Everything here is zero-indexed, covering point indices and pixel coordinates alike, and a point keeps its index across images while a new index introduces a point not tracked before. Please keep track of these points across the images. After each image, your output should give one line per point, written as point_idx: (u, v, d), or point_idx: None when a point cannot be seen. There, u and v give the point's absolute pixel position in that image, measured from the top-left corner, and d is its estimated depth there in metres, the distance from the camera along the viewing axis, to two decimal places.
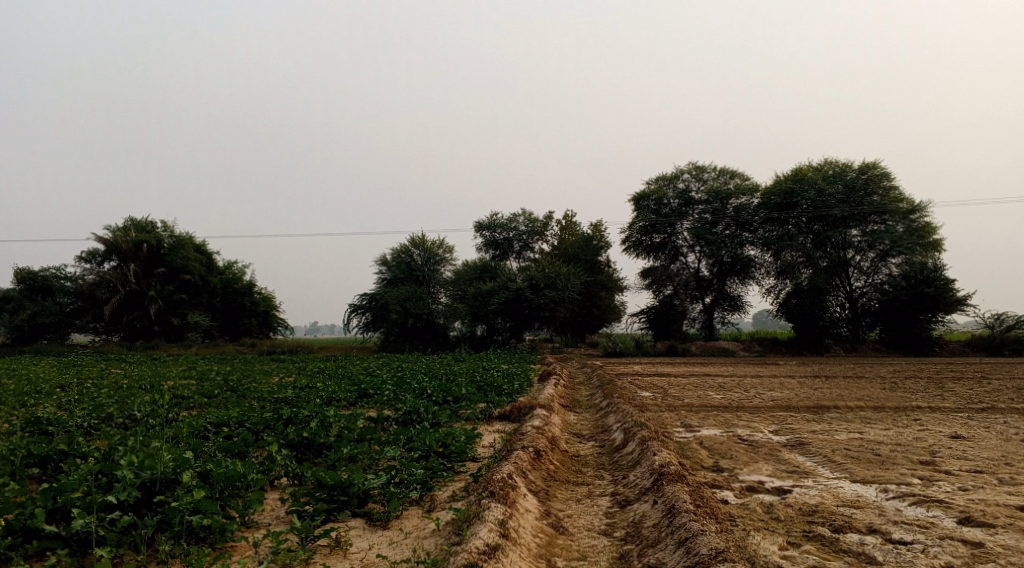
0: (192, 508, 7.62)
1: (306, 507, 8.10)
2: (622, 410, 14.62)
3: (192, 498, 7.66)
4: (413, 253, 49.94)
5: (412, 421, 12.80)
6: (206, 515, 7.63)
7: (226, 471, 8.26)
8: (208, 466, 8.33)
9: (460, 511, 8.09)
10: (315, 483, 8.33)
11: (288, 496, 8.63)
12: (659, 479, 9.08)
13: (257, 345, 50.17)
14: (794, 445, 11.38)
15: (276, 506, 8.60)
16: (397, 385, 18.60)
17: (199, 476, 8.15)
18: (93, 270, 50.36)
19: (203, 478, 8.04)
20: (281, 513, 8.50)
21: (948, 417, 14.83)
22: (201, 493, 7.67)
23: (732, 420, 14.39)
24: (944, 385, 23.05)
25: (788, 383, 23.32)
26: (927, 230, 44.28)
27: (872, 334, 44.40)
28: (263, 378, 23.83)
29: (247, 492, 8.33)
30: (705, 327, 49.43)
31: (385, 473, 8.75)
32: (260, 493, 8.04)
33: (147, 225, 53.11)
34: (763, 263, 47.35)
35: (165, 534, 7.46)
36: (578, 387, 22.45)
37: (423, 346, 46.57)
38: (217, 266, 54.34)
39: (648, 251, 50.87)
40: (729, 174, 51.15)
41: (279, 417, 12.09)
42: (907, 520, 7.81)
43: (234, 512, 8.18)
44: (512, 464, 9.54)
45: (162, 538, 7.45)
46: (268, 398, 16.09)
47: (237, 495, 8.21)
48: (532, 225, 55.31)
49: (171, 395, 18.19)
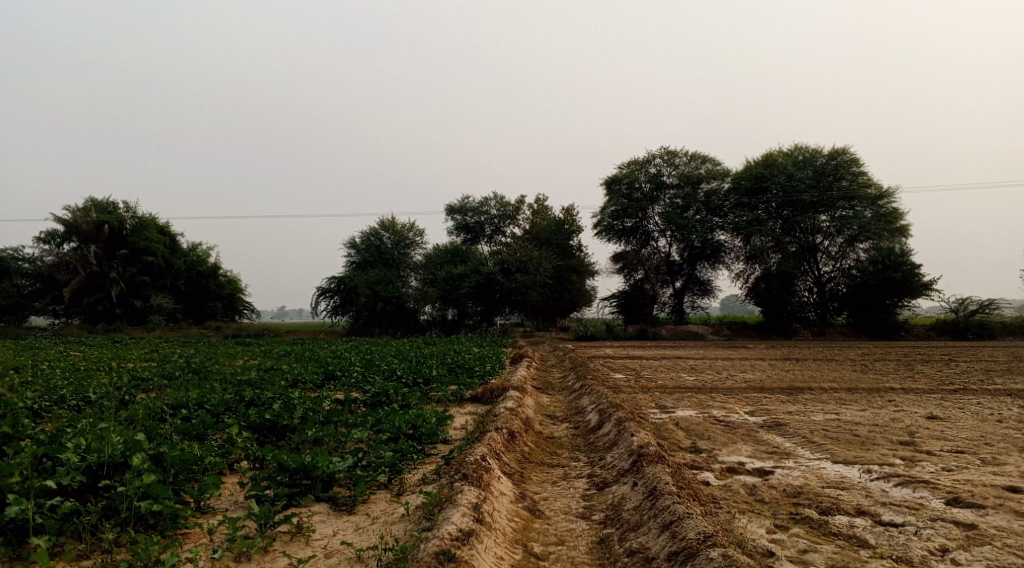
0: (141, 494, 7.19)
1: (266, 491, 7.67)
2: (596, 391, 14.35)
3: (141, 483, 7.20)
4: (383, 236, 49.58)
5: (381, 403, 12.40)
6: (155, 502, 7.22)
7: (181, 453, 7.81)
8: (162, 448, 7.81)
9: (431, 494, 7.72)
10: (276, 466, 7.92)
11: (248, 480, 8.22)
12: (638, 460, 8.80)
13: (222, 328, 49.33)
14: (771, 426, 11.18)
15: (235, 491, 8.21)
16: (366, 367, 18.19)
17: (151, 459, 7.64)
18: (52, 252, 49.03)
19: (155, 461, 7.57)
20: (239, 497, 8.13)
21: (923, 398, 14.76)
22: (151, 477, 7.23)
23: (707, 402, 14.18)
24: (913, 367, 23.18)
25: (760, 365, 23.25)
26: (895, 216, 44.58)
27: (839, 319, 44.71)
28: (227, 360, 23.23)
29: (203, 475, 7.96)
30: (675, 312, 49.49)
31: (352, 455, 8.36)
32: (217, 477, 7.66)
33: (108, 206, 51.71)
34: (733, 248, 47.63)
35: (110, 522, 7.01)
36: (550, 370, 22.20)
37: (393, 330, 46.00)
38: (181, 247, 53.19)
39: (619, 235, 50.72)
40: (700, 158, 51.02)
41: (242, 399, 11.61)
42: (895, 501, 7.60)
43: (189, 497, 7.83)
44: (486, 446, 9.19)
45: (106, 526, 7.03)
46: (231, 381, 15.58)
47: (192, 480, 7.83)
48: (503, 208, 54.84)
49: (129, 378, 17.59)
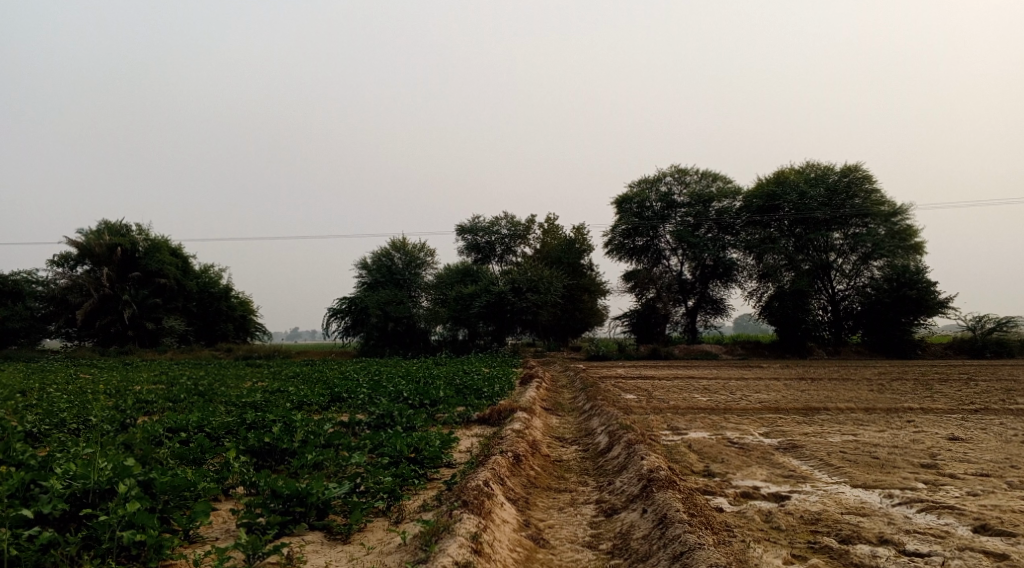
0: (125, 523, 6.94)
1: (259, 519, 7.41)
2: (606, 412, 14.04)
3: (125, 511, 6.98)
4: (394, 256, 49.37)
5: (385, 426, 12.12)
6: (140, 531, 6.96)
7: (171, 479, 7.58)
8: (153, 474, 7.62)
9: (429, 523, 7.43)
10: (269, 493, 7.67)
11: (240, 508, 7.96)
12: (647, 486, 8.47)
13: (233, 349, 49.29)
14: (786, 448, 10.81)
15: (227, 519, 7.96)
16: (372, 388, 17.96)
17: (141, 486, 7.44)
18: (65, 274, 49.19)
19: (144, 488, 7.35)
20: (231, 526, 7.86)
21: (942, 419, 14.35)
22: (136, 505, 7.00)
23: (720, 423, 13.82)
24: (931, 386, 22.71)
25: (773, 385, 22.84)
26: (909, 233, 44.08)
27: (853, 337, 44.13)
28: (235, 382, 23.06)
29: (195, 502, 7.72)
30: (688, 331, 49.01)
31: (349, 482, 8.09)
32: (207, 505, 7.42)
33: (121, 228, 51.95)
34: (746, 266, 47.14)
35: (90, 554, 6.76)
36: (561, 390, 21.87)
37: (403, 350, 45.81)
38: (193, 269, 53.29)
39: (630, 255, 50.40)
40: (711, 176, 50.77)
41: (244, 422, 11.37)
42: (919, 529, 7.24)
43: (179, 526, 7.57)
44: (489, 470, 8.90)
45: (85, 558, 6.73)
46: (235, 404, 15.34)
47: (182, 508, 7.57)
48: (514, 228, 54.71)
49: (135, 400, 17.41)
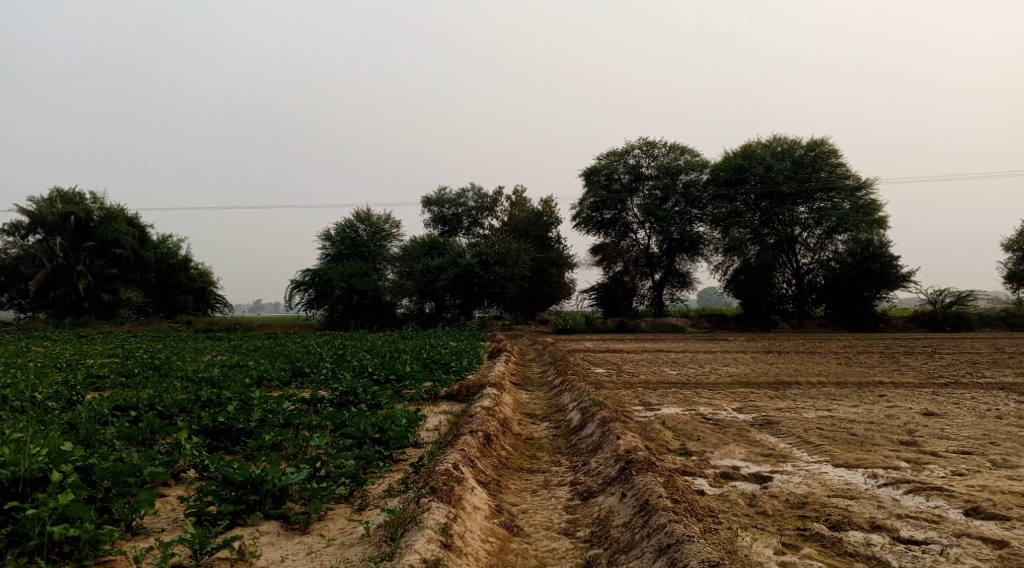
0: (57, 517, 6.42)
1: (211, 510, 6.93)
2: (576, 388, 13.71)
3: (57, 505, 6.43)
4: (359, 228, 48.28)
5: (350, 403, 11.63)
6: (73, 526, 6.45)
7: (114, 465, 7.09)
8: (91, 462, 7.07)
9: (396, 513, 7.01)
10: (221, 480, 7.20)
11: (189, 496, 7.46)
12: (626, 468, 8.14)
13: (194, 321, 48.25)
14: (762, 425, 10.56)
15: (174, 508, 7.45)
16: (335, 363, 17.43)
17: (77, 475, 6.88)
18: (16, 244, 47.52)
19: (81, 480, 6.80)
20: (178, 515, 7.36)
21: (914, 393, 14.26)
22: (69, 497, 6.45)
23: (692, 398, 13.55)
24: (897, 359, 22.82)
25: (742, 359, 22.75)
26: (873, 207, 44.33)
27: (817, 311, 44.43)
28: (193, 356, 22.37)
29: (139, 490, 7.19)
30: (654, 304, 49.03)
31: (308, 467, 7.63)
32: (152, 494, 6.91)
33: (74, 197, 50.26)
34: (712, 239, 47.11)
35: (15, 552, 6.21)
36: (529, 364, 21.55)
37: (369, 324, 45.13)
38: (151, 239, 51.86)
39: (598, 227, 50.09)
40: (679, 149, 50.42)
41: (199, 399, 10.82)
42: (911, 513, 7.01)
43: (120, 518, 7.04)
44: (458, 452, 8.48)
45: (10, 556, 6.16)
46: (192, 379, 14.75)
47: (126, 495, 7.09)
48: (481, 200, 54.05)
49: (85, 375, 16.70)
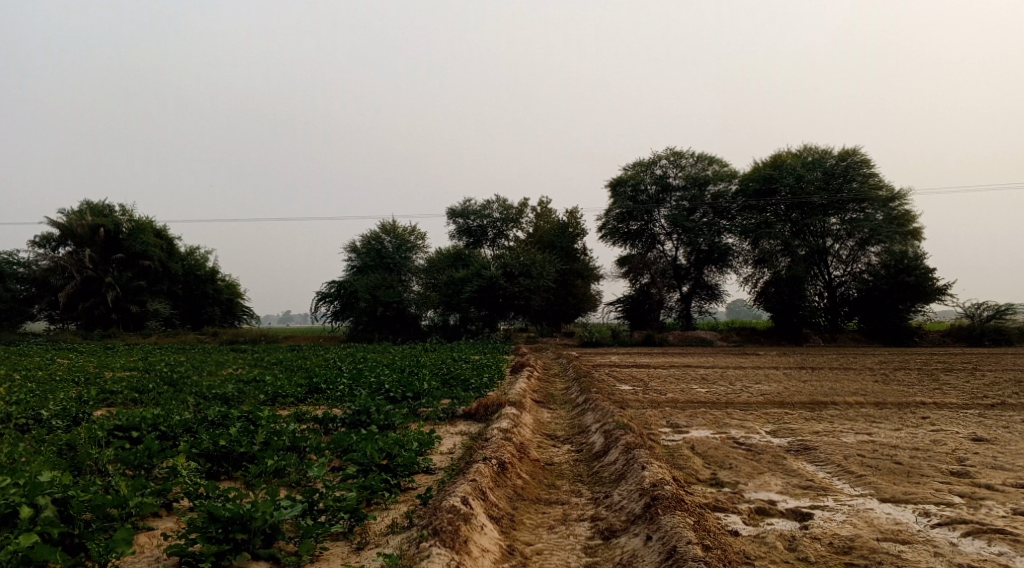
0: (19, 559, 5.97)
1: (198, 553, 6.46)
2: (601, 408, 13.10)
3: (21, 546, 5.99)
4: (385, 240, 48.09)
5: (362, 424, 11.12)
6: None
7: (95, 497, 6.73)
8: (68, 495, 6.64)
9: (396, 558, 6.49)
10: (207, 517, 6.74)
11: (173, 532, 6.99)
12: (651, 506, 7.56)
13: (219, 333, 48.23)
14: (798, 451, 9.90)
15: (157, 545, 6.98)
16: (353, 378, 16.98)
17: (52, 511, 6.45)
18: (47, 256, 47.93)
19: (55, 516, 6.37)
20: (160, 553, 6.89)
21: (959, 415, 13.45)
22: (33, 538, 6.00)
23: (722, 419, 12.89)
24: (935, 376, 21.91)
25: (774, 375, 21.96)
26: (907, 218, 43.22)
27: (849, 324, 43.42)
28: (214, 370, 22.11)
29: (119, 527, 6.75)
30: (682, 317, 48.19)
31: (305, 503, 7.13)
32: (130, 532, 6.44)
33: (104, 209, 50.63)
34: (741, 251, 46.22)
35: None
36: (553, 380, 20.99)
37: (393, 336, 44.76)
38: (179, 251, 52.06)
39: (625, 239, 49.38)
40: (707, 159, 49.59)
41: (206, 419, 10.40)
42: (973, 562, 6.34)
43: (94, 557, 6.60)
44: (470, 484, 7.95)
45: None
46: (206, 396, 14.37)
47: (107, 531, 6.73)
48: (506, 212, 53.61)
49: (99, 390, 16.38)
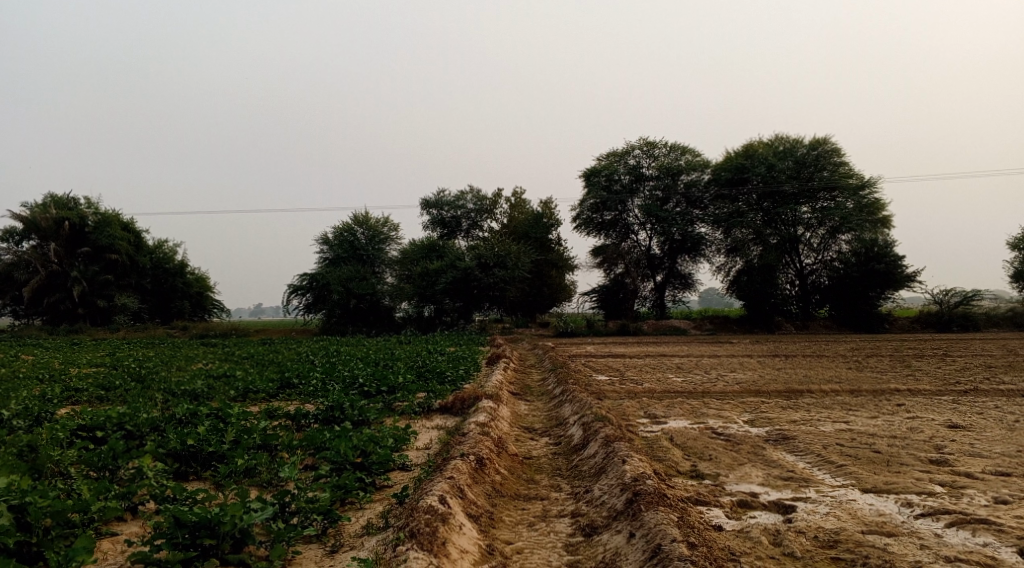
0: None
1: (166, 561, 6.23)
2: (578, 399, 12.98)
3: None
4: (357, 231, 47.64)
5: (335, 420, 10.89)
6: None
7: (54, 503, 6.49)
8: (26, 501, 6.39)
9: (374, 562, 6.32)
10: (173, 522, 6.52)
11: (137, 538, 6.76)
12: (633, 502, 7.44)
13: (190, 327, 47.50)
14: (778, 441, 9.84)
15: (121, 551, 6.75)
16: (326, 372, 16.71)
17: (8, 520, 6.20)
18: (10, 250, 46.80)
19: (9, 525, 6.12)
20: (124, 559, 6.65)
21: (934, 402, 13.52)
22: None
23: (700, 409, 12.83)
24: (907, 363, 22.12)
25: (749, 363, 22.01)
26: (877, 206, 43.58)
27: (821, 312, 43.81)
28: (183, 365, 21.69)
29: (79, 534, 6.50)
30: (656, 306, 48.27)
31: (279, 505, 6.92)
32: (92, 541, 6.20)
33: (69, 202, 49.59)
34: (714, 240, 46.38)
35: None
36: (529, 371, 20.86)
37: (367, 328, 44.39)
38: (147, 245, 51.13)
39: (599, 229, 49.33)
40: (680, 149, 49.63)
41: (174, 417, 10.10)
42: (960, 555, 6.33)
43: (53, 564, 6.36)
44: (448, 482, 7.79)
45: None
46: (175, 393, 14.03)
47: (67, 538, 6.49)
48: (480, 202, 53.34)
49: (63, 387, 15.94)
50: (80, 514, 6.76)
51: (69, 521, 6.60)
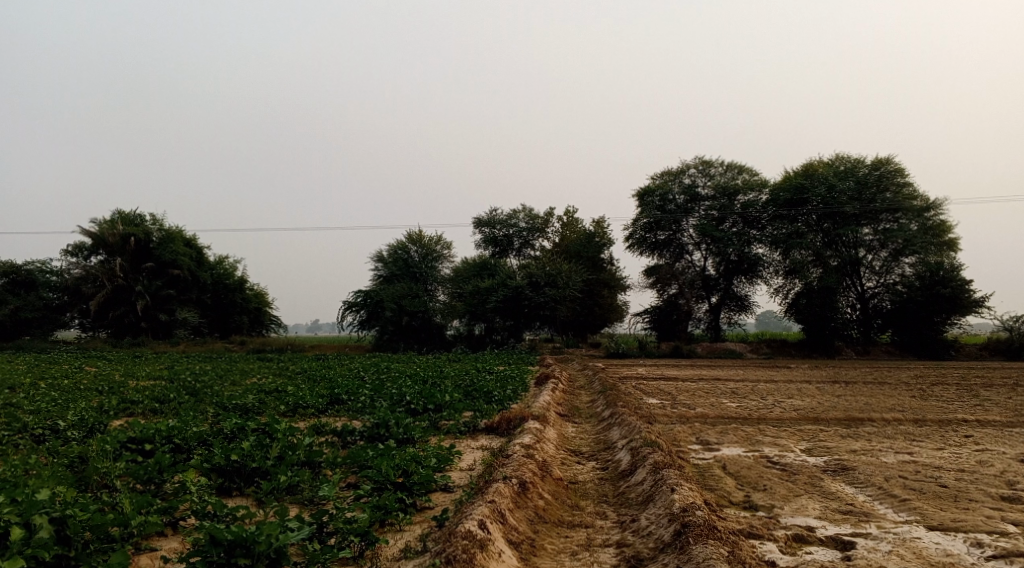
0: None
1: None
2: (627, 422, 12.69)
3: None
4: (411, 249, 47.90)
5: (381, 438, 10.83)
6: None
7: (93, 517, 6.58)
8: (66, 514, 6.48)
9: None
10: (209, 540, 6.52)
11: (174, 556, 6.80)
12: (682, 534, 7.17)
13: (246, 342, 48.34)
14: (836, 472, 9.42)
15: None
16: (375, 389, 16.72)
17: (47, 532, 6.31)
18: (78, 264, 48.41)
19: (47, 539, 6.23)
20: None
21: (1004, 433, 12.84)
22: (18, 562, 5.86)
23: (755, 436, 12.39)
24: (975, 392, 21.19)
25: (807, 389, 21.34)
26: (942, 229, 42.25)
27: (883, 337, 42.50)
28: (238, 379, 22.02)
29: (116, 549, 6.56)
30: (711, 328, 47.43)
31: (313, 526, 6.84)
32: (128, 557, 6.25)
33: (135, 218, 51.12)
34: (771, 262, 45.38)
35: None
36: (579, 392, 20.57)
37: (419, 345, 44.57)
38: (208, 260, 52.39)
39: (653, 249, 48.78)
40: (737, 169, 48.91)
41: (222, 431, 10.16)
42: None
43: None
44: (488, 506, 7.63)
45: None
46: (226, 407, 14.19)
47: (105, 552, 6.55)
48: (532, 222, 53.33)
49: (120, 399, 16.28)
50: (120, 528, 6.83)
51: (109, 536, 6.67)
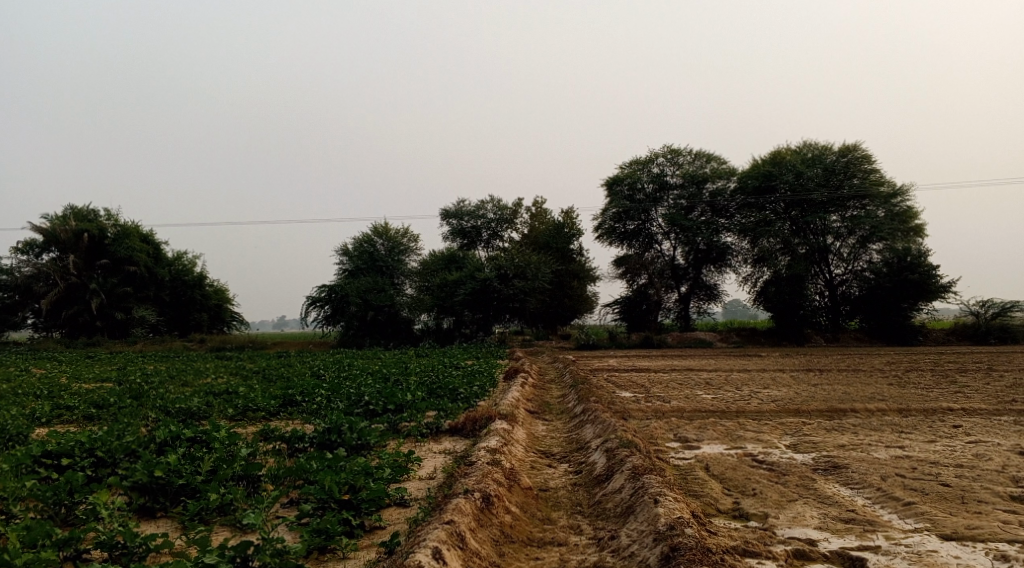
0: None
1: None
2: (601, 420, 11.90)
3: None
4: (376, 243, 46.85)
5: (333, 445, 9.91)
6: None
7: None
8: None
9: None
10: None
11: None
12: (670, 559, 6.48)
13: (207, 340, 46.87)
14: (828, 471, 8.69)
15: None
16: (334, 389, 15.75)
17: None
18: (29, 262, 46.50)
19: None
20: None
21: (994, 423, 12.27)
22: None
23: (736, 431, 11.65)
24: (953, 378, 20.71)
25: (782, 378, 20.74)
26: (909, 215, 42.10)
27: (851, 323, 42.40)
28: (191, 379, 20.87)
29: None
30: (681, 318, 46.98)
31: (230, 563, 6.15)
32: None
33: (88, 214, 49.24)
34: (740, 250, 44.99)
35: None
36: (549, 386, 19.78)
37: (385, 341, 43.42)
38: (166, 256, 50.67)
39: (621, 239, 48.13)
40: (705, 157, 48.27)
41: (153, 440, 9.18)
42: None
43: None
44: (445, 530, 6.85)
45: None
46: (169, 411, 13.17)
47: None
48: (501, 212, 52.40)
49: (56, 405, 15.08)
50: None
51: None
